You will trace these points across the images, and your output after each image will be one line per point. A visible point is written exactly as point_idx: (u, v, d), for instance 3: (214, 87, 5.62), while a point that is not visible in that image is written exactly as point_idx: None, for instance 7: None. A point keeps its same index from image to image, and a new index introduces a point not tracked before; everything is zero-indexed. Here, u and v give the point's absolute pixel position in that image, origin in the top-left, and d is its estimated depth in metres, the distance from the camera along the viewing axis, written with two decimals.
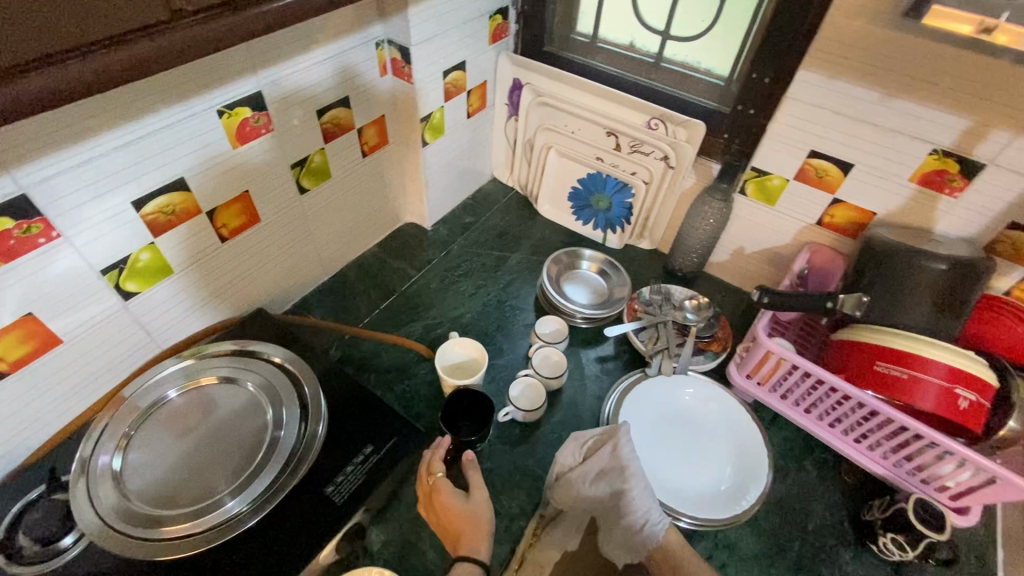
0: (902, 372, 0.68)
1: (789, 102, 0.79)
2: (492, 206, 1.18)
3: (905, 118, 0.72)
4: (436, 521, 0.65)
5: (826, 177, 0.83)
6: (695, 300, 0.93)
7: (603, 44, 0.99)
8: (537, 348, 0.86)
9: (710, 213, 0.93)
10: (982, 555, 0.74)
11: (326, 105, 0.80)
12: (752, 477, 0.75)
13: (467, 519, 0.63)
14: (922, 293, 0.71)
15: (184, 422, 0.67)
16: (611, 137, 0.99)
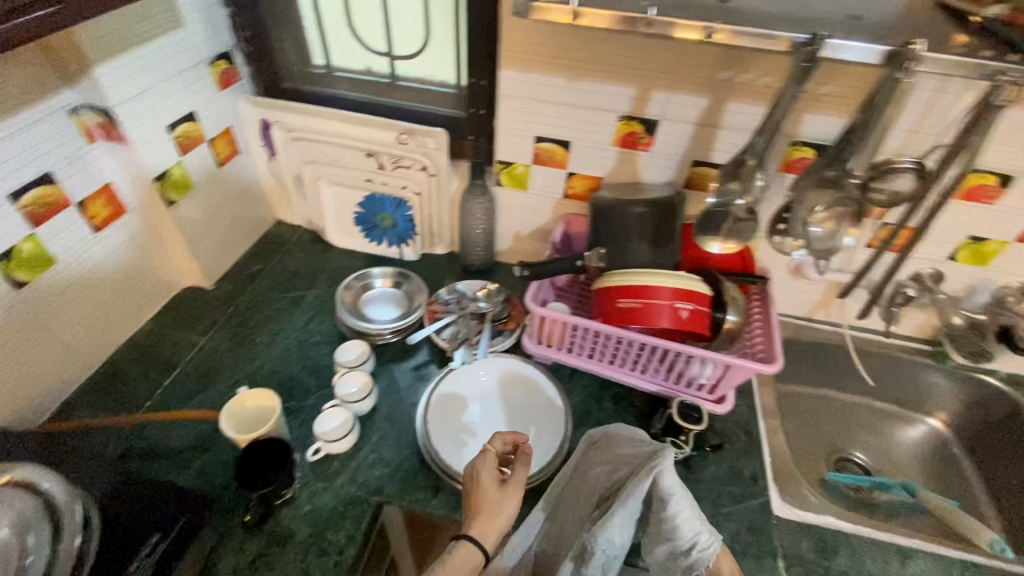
0: (638, 302, 0.80)
1: (506, 98, 0.88)
2: (282, 248, 1.16)
3: (591, 95, 0.84)
4: (467, 498, 0.65)
5: (555, 156, 0.94)
6: (486, 288, 1.01)
7: (339, 73, 1.03)
8: (342, 376, 0.85)
9: (477, 208, 1.01)
10: (749, 430, 0.89)
11: (17, 189, 0.72)
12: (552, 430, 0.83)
13: (490, 512, 0.63)
14: (638, 233, 0.85)
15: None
16: (371, 157, 1.03)
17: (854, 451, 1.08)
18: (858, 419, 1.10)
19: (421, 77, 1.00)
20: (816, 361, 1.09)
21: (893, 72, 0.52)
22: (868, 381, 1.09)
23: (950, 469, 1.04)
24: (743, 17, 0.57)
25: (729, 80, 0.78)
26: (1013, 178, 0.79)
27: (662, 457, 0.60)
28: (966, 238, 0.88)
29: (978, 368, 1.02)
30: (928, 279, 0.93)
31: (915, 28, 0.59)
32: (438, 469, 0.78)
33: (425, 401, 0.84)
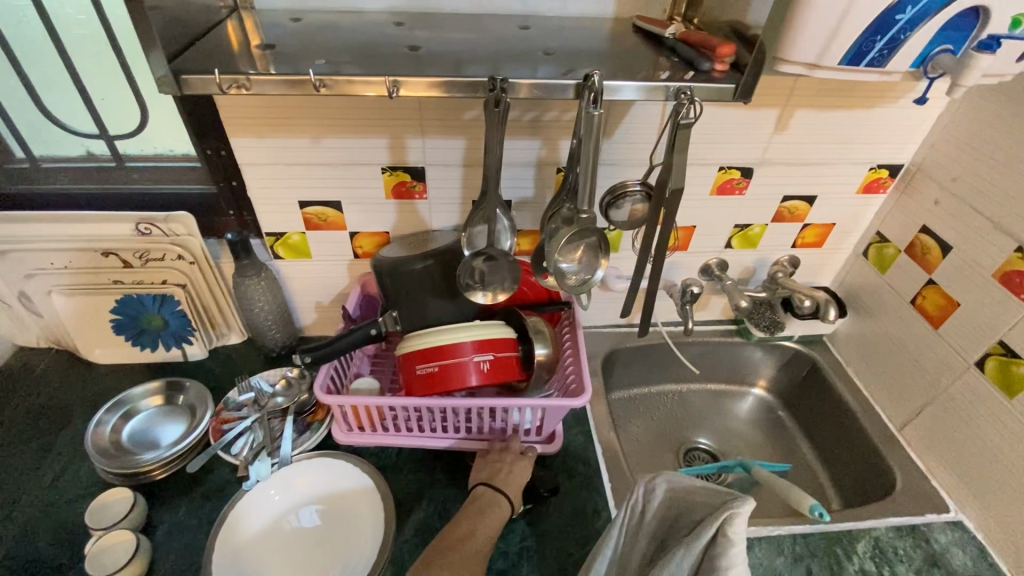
0: (436, 366, 0.74)
1: (249, 167, 0.78)
2: (21, 382, 0.93)
3: (343, 151, 0.77)
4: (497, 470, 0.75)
5: (329, 218, 0.85)
6: (286, 377, 0.88)
7: (48, 164, 0.84)
8: (93, 545, 0.69)
9: (257, 289, 0.88)
10: (588, 458, 0.86)
11: None
12: (371, 518, 0.73)
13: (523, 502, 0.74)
14: (430, 289, 0.78)
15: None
16: (110, 256, 0.86)
17: (698, 437, 1.10)
18: (698, 407, 1.15)
19: (154, 154, 0.85)
20: (647, 363, 1.12)
21: (585, 105, 0.51)
22: (696, 369, 1.14)
23: (779, 432, 1.11)
24: (437, 66, 0.55)
25: (477, 118, 0.75)
26: (752, 169, 0.86)
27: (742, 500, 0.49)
28: (734, 227, 0.94)
29: (778, 338, 1.09)
30: (715, 268, 1.00)
31: (614, 54, 0.60)
32: None
33: (211, 547, 0.69)
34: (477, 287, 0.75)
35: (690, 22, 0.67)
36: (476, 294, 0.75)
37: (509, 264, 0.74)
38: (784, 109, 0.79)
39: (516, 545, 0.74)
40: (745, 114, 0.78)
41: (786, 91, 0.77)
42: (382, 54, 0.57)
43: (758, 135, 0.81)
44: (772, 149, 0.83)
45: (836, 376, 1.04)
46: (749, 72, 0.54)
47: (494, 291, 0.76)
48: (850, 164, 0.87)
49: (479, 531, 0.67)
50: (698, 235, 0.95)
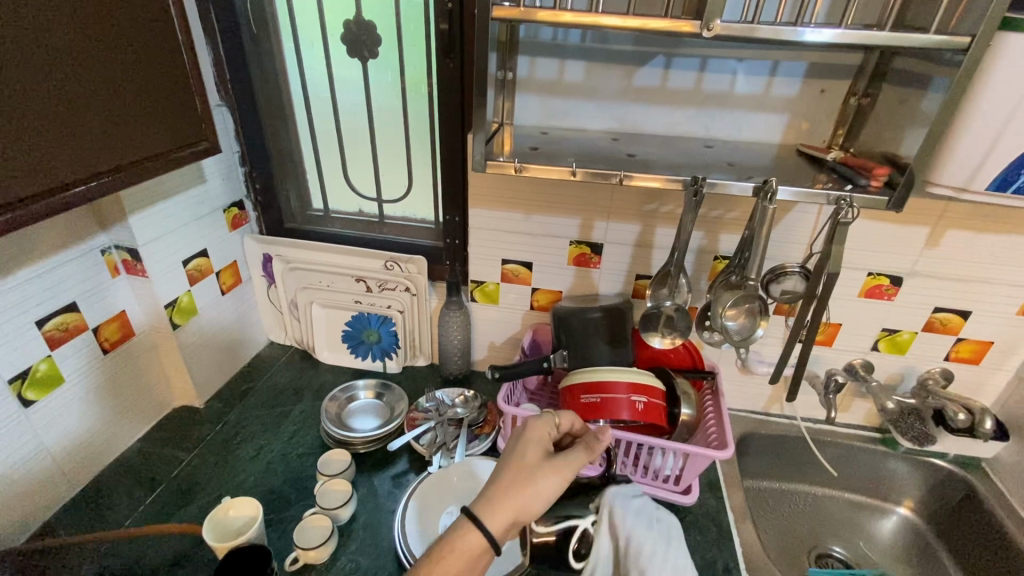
0: (597, 397, 0.88)
1: (476, 229, 1.05)
2: (271, 366, 1.23)
3: (546, 225, 1.01)
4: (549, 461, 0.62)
5: (520, 275, 1.09)
6: (464, 395, 1.09)
7: (336, 214, 1.19)
8: (320, 486, 0.89)
9: (455, 322, 1.12)
10: (718, 521, 0.93)
11: (45, 315, 0.82)
12: None
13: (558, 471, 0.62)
14: (598, 337, 0.96)
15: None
16: (360, 282, 1.17)
17: (831, 545, 1.08)
18: (832, 512, 1.13)
19: (406, 215, 1.17)
20: (781, 454, 1.14)
21: (761, 202, 0.70)
22: (834, 472, 1.13)
23: (930, 561, 1.04)
24: (647, 166, 0.77)
25: (655, 211, 0.96)
26: (901, 278, 0.94)
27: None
28: (881, 330, 1.01)
29: (926, 453, 1.07)
30: (860, 368, 1.05)
31: (782, 170, 0.78)
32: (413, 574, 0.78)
33: (403, 504, 0.87)
34: (656, 331, 0.92)
35: (847, 151, 0.84)
36: (652, 338, 0.93)
37: (689, 314, 0.90)
38: (936, 228, 0.88)
39: None
40: (896, 229, 0.89)
41: (938, 212, 0.87)
42: (608, 156, 0.80)
43: (909, 249, 0.91)
44: (922, 262, 0.92)
45: (997, 505, 0.98)
46: (901, 189, 0.68)
47: (670, 338, 0.92)
48: (1007, 285, 0.92)
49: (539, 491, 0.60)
50: (843, 333, 1.02)
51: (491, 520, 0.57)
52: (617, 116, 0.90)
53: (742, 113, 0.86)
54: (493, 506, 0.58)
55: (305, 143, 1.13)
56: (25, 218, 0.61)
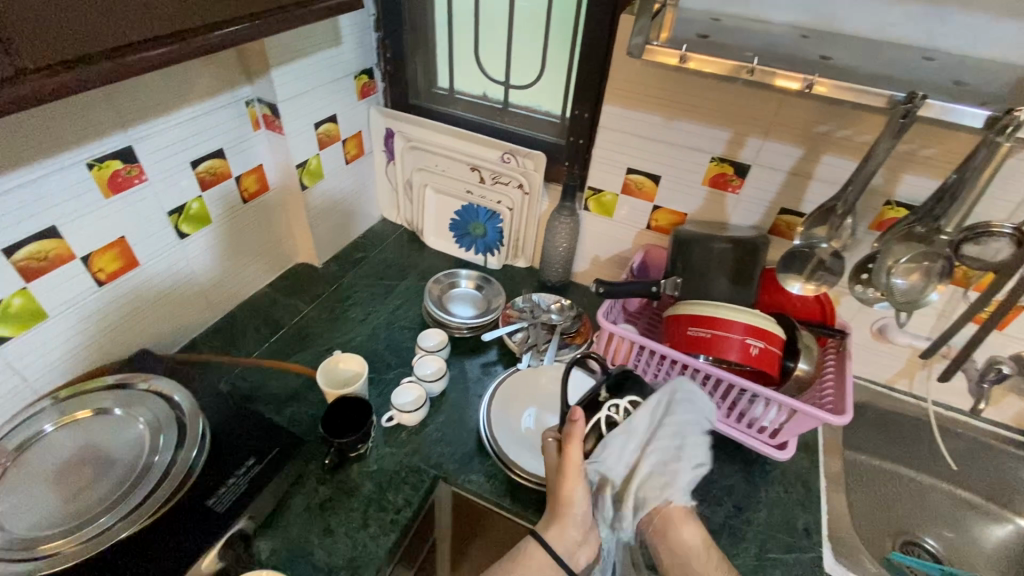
0: (706, 332, 0.82)
1: (606, 129, 0.96)
2: (382, 241, 1.28)
3: (686, 134, 0.90)
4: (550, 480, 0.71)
5: (644, 188, 1.00)
6: (559, 304, 1.06)
7: (460, 95, 1.15)
8: (419, 358, 0.95)
9: (564, 228, 1.07)
10: (807, 482, 0.87)
11: (199, 157, 0.88)
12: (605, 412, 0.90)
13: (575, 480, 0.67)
14: (721, 269, 0.88)
15: (60, 476, 0.66)
16: (474, 171, 1.13)
17: (924, 536, 1.00)
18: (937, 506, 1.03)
19: (531, 105, 1.09)
20: (892, 432, 1.04)
21: (992, 136, 0.55)
22: (953, 466, 1.01)
23: None
24: (843, 73, 0.62)
25: (827, 133, 0.80)
26: None
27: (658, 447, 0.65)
28: None
29: None
30: None
31: None
32: (493, 455, 0.83)
33: (491, 390, 0.91)
34: (797, 277, 0.84)
35: None
36: (792, 282, 0.85)
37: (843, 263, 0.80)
38: None
39: (719, 516, 0.81)
40: None
41: None
42: (796, 56, 0.66)
43: None
44: None
45: None
46: None
47: (813, 286, 0.84)
48: None
49: (575, 493, 0.67)
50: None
51: (551, 534, 0.66)
52: (812, 7, 0.73)
53: (984, 17, 0.67)
54: (546, 520, 0.68)
55: (439, 11, 1.06)
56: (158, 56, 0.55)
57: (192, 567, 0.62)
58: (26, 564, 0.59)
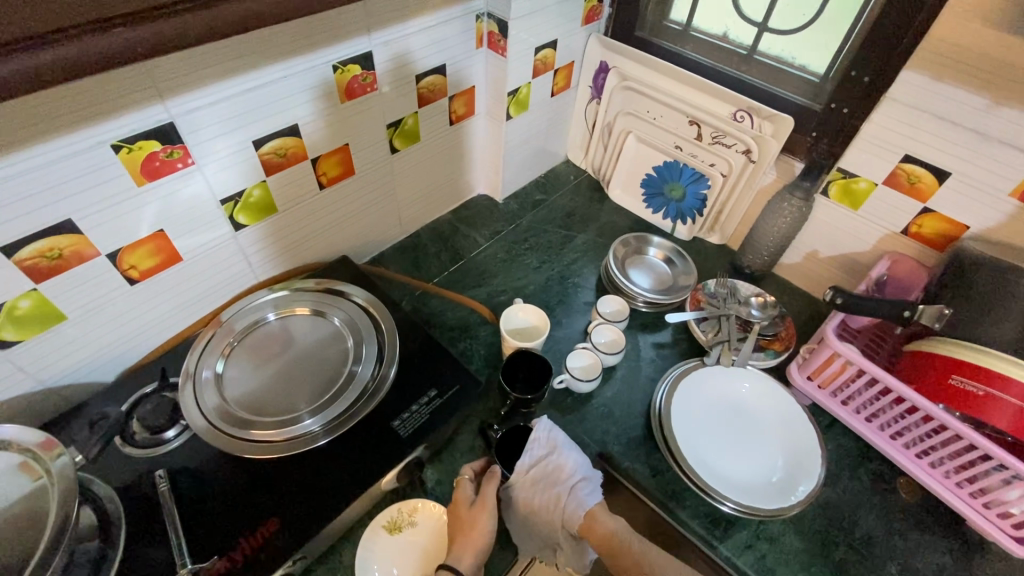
0: (980, 388, 0.65)
1: (890, 103, 0.77)
2: (564, 184, 1.20)
3: (1015, 128, 0.68)
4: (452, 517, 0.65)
5: (918, 183, 0.80)
6: (762, 298, 0.92)
7: (695, 33, 0.98)
8: (597, 325, 0.88)
9: (788, 212, 0.91)
10: None
11: (424, 71, 0.84)
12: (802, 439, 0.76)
13: (483, 513, 0.64)
14: (1014, 312, 0.69)
15: (281, 361, 0.72)
16: (692, 126, 0.98)
17: None
18: None
19: (784, 56, 0.91)
20: None
21: None
22: None
23: None
24: None
25: None
26: None
27: (546, 482, 0.68)
28: None
29: None
30: None
31: None
32: (663, 449, 0.76)
33: (671, 378, 0.82)
34: None
35: None
36: None
37: None
38: None
39: None
40: None
41: None
42: None
43: None
44: None
45: None
46: None
47: None
48: None
49: (480, 521, 0.63)
50: None
51: (456, 560, 0.60)
52: None
53: None
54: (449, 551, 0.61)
55: None
56: (132, 48, 0.42)
57: (375, 484, 0.64)
58: (242, 441, 0.64)
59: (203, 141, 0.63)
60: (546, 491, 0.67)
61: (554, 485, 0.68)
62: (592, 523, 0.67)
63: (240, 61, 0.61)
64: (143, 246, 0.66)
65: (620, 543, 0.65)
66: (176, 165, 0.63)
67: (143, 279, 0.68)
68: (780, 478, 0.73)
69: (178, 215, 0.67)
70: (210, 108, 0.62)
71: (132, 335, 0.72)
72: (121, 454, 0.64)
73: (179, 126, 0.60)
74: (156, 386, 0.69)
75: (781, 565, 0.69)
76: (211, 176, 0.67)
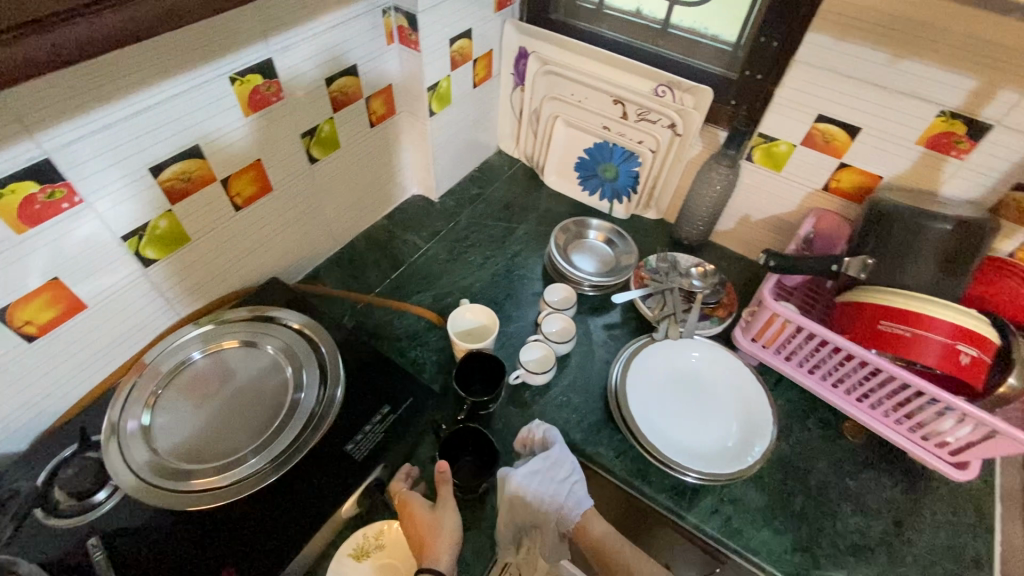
0: (906, 329, 0.69)
1: (799, 65, 0.79)
2: (499, 175, 1.18)
3: (914, 79, 0.72)
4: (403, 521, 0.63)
5: (833, 141, 0.83)
6: (701, 267, 0.94)
7: (609, 11, 0.98)
8: (547, 314, 0.88)
9: (718, 181, 0.93)
10: (980, 507, 0.76)
11: (334, 74, 0.79)
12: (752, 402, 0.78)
13: (445, 513, 0.63)
14: (928, 254, 0.72)
15: (219, 398, 0.67)
16: (617, 105, 0.98)
17: None
18: None
19: (698, 28, 0.92)
20: None
21: None
22: None
23: None
24: None
25: None
26: None
27: (546, 480, 0.67)
28: None
29: None
30: None
31: None
32: (624, 430, 0.77)
33: (624, 358, 0.83)
34: None
35: None
36: None
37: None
38: None
39: (876, 531, 0.72)
40: None
41: None
42: None
43: None
44: None
45: None
46: None
47: None
48: None
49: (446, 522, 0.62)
50: None
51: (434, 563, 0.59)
52: None
53: None
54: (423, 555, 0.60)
55: None
56: None
57: (334, 513, 0.62)
58: (183, 494, 0.60)
59: (89, 175, 0.57)
60: (545, 488, 0.67)
61: (551, 482, 0.68)
62: (585, 525, 0.67)
63: (118, 84, 0.55)
64: (36, 299, 0.59)
65: (610, 547, 0.65)
66: (62, 206, 0.57)
67: (42, 334, 0.62)
68: (731, 443, 0.76)
69: (72, 259, 0.61)
70: (90, 138, 0.56)
71: (40, 396, 0.65)
72: (43, 528, 0.58)
73: (57, 162, 0.54)
74: (77, 448, 0.64)
75: (747, 524, 0.71)
76: (106, 212, 0.61)
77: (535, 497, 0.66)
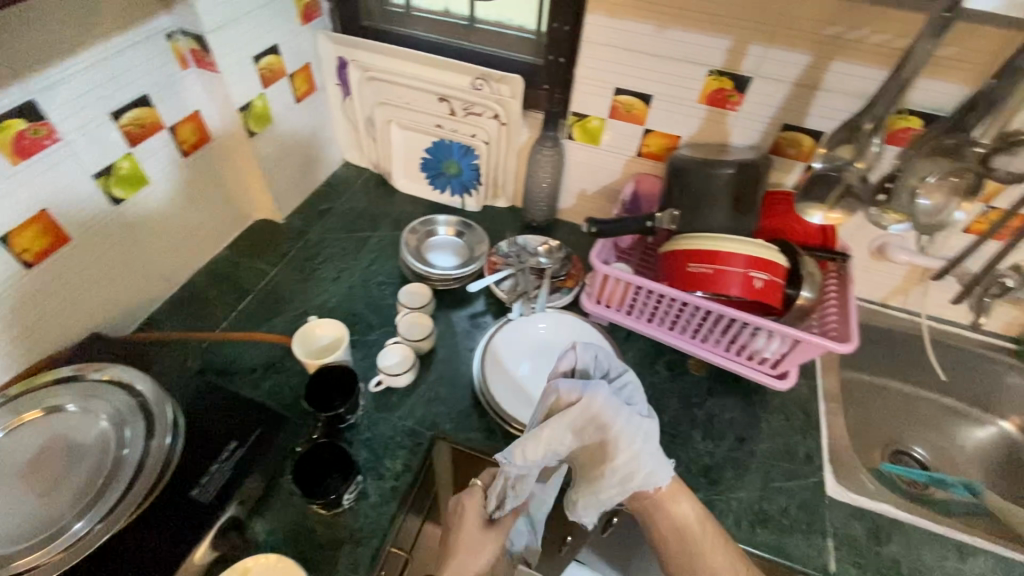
0: (709, 268, 0.77)
1: (588, 45, 0.85)
2: (349, 187, 1.17)
3: (680, 46, 0.80)
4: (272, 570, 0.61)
5: (633, 110, 0.90)
6: (547, 244, 1.00)
7: (419, 14, 1.01)
8: (403, 316, 0.88)
9: (547, 161, 0.98)
10: (806, 408, 0.87)
11: (121, 107, 0.75)
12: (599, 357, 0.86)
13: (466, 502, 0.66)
14: (718, 199, 0.81)
15: (32, 473, 0.61)
16: (443, 102, 1.01)
17: (913, 446, 1.03)
18: (924, 416, 1.05)
19: (502, 19, 0.97)
20: (884, 347, 1.04)
21: None
22: (942, 376, 1.03)
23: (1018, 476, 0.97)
24: None
25: (838, 36, 0.72)
26: None
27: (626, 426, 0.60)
28: None
29: None
30: None
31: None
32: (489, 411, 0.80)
33: (483, 344, 0.86)
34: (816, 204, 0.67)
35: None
36: (812, 212, 0.67)
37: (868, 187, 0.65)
38: None
39: (722, 450, 0.80)
40: None
41: None
42: None
43: None
44: None
45: None
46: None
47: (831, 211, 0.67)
48: None
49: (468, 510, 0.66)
50: None
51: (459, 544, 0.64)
52: None
53: None
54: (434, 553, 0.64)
55: None
56: None
57: (184, 561, 0.59)
58: None
59: None
60: (631, 429, 0.60)
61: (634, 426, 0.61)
62: (672, 506, 0.63)
63: None
64: None
65: (697, 530, 0.62)
66: None
67: None
68: None
69: None
70: None
71: None
72: None
73: None
74: None
75: None
76: None
77: (631, 432, 0.60)
